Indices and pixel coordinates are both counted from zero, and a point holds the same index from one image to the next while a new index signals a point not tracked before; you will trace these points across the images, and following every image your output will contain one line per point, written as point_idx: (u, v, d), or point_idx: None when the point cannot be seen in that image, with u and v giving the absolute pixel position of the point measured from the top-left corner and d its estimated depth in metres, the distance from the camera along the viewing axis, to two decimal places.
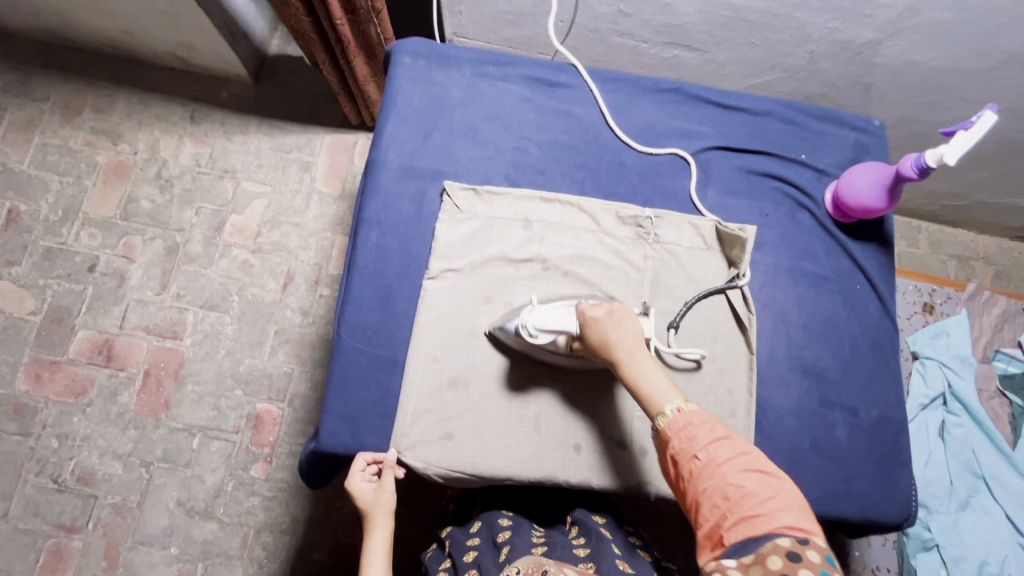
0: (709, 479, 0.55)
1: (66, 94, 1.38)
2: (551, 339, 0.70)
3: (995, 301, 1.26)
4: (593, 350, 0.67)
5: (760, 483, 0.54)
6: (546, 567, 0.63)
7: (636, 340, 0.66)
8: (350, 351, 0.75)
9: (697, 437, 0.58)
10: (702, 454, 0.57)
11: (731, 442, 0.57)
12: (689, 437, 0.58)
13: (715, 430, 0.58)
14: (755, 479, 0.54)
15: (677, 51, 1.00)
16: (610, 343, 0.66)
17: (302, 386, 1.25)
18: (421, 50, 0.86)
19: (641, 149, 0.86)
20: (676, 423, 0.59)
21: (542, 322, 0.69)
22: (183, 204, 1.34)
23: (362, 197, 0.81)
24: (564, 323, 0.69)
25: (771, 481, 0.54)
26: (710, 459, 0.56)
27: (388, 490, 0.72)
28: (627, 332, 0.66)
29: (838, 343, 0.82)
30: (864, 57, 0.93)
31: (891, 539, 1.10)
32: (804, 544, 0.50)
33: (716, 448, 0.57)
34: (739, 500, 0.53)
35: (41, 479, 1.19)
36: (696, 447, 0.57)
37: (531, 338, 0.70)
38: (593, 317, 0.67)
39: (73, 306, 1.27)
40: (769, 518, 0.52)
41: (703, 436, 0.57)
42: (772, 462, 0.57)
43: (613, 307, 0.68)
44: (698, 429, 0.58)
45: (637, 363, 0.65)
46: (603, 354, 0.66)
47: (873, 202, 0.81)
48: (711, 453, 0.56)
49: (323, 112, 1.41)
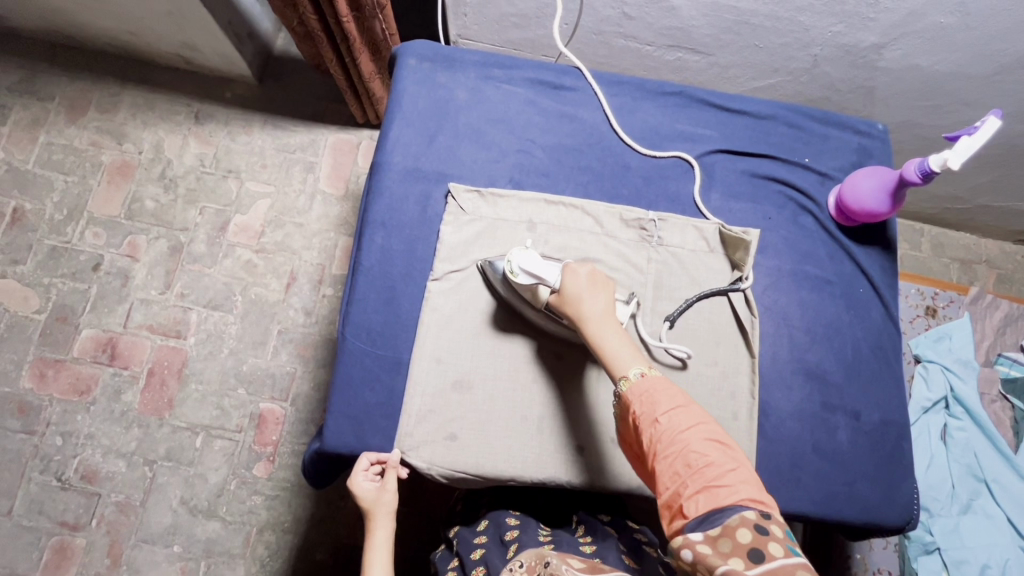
0: (671, 446, 0.56)
1: (72, 94, 1.39)
2: (531, 283, 0.70)
3: (998, 305, 1.26)
4: (568, 305, 0.69)
5: (721, 453, 0.55)
6: (548, 558, 0.67)
7: (612, 307, 0.69)
8: (354, 352, 0.76)
9: (659, 402, 0.59)
10: (663, 420, 0.58)
11: (691, 410, 0.59)
12: (651, 401, 0.59)
13: (676, 398, 0.59)
14: (717, 449, 0.56)
15: (680, 54, 1.00)
16: (588, 301, 0.68)
17: (305, 386, 1.25)
18: (426, 52, 0.86)
19: (644, 152, 0.86)
20: (639, 385, 0.61)
21: (528, 264, 0.69)
22: (187, 204, 1.34)
23: (367, 199, 0.81)
24: (547, 273, 0.69)
25: (731, 452, 0.56)
26: (671, 425, 0.57)
27: (391, 490, 0.73)
28: (605, 296, 0.69)
29: (841, 346, 0.82)
30: (867, 61, 0.93)
31: (892, 542, 1.11)
32: (767, 517, 0.51)
33: (678, 416, 0.58)
34: (702, 468, 0.54)
35: (45, 477, 1.19)
36: (657, 412, 0.58)
37: (512, 277, 0.70)
38: (575, 274, 0.70)
39: (77, 304, 1.28)
40: (731, 488, 0.53)
41: (664, 402, 0.59)
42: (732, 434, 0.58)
43: (594, 273, 0.71)
44: (660, 395, 0.59)
45: (610, 325, 0.67)
46: (577, 311, 0.68)
47: (876, 206, 0.81)
48: (672, 420, 0.57)
49: (327, 113, 1.42)
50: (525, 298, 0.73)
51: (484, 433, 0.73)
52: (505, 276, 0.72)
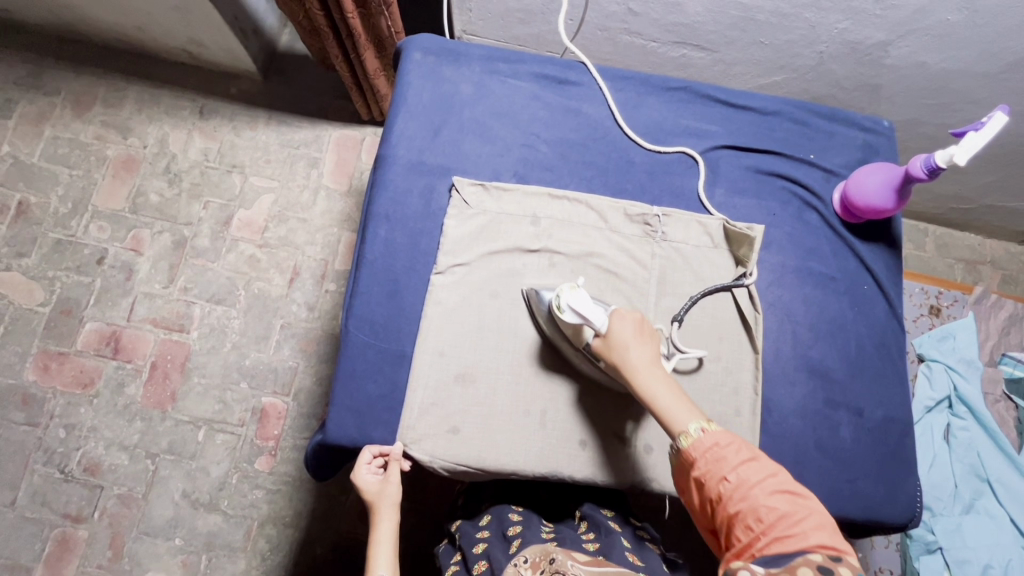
0: (740, 502, 0.56)
1: (78, 88, 1.39)
2: (576, 321, 0.69)
3: (1002, 305, 1.25)
4: (616, 353, 0.68)
5: (792, 504, 0.55)
6: (554, 555, 0.67)
7: (658, 357, 0.69)
8: (357, 344, 0.76)
9: (725, 458, 0.59)
10: (731, 476, 0.58)
11: (759, 464, 0.58)
12: (717, 458, 0.59)
13: (742, 451, 0.59)
14: (786, 500, 0.55)
15: (685, 51, 1.00)
16: (637, 350, 0.68)
17: (307, 380, 1.26)
18: (432, 46, 0.87)
19: (649, 147, 0.86)
20: (702, 442, 0.61)
21: (577, 303, 0.69)
22: (192, 198, 1.35)
23: (371, 191, 0.81)
24: (594, 315, 0.69)
25: (802, 501, 0.55)
26: (739, 481, 0.57)
27: (394, 483, 0.73)
28: (652, 345, 0.69)
29: (844, 343, 0.82)
30: (873, 58, 0.92)
31: (894, 541, 1.11)
32: (837, 561, 0.51)
33: (746, 470, 0.58)
34: (772, 520, 0.54)
35: (49, 469, 1.20)
36: (724, 469, 0.58)
37: (558, 312, 0.70)
38: (623, 320, 0.70)
39: (81, 298, 1.28)
40: (802, 536, 0.53)
41: (731, 458, 0.59)
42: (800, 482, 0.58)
43: (641, 320, 0.70)
44: (725, 450, 0.59)
45: (660, 376, 0.67)
46: (626, 358, 0.67)
47: (881, 202, 0.81)
48: (741, 475, 0.57)
49: (331, 109, 1.42)
50: (568, 335, 0.72)
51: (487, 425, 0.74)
52: (551, 309, 0.72)
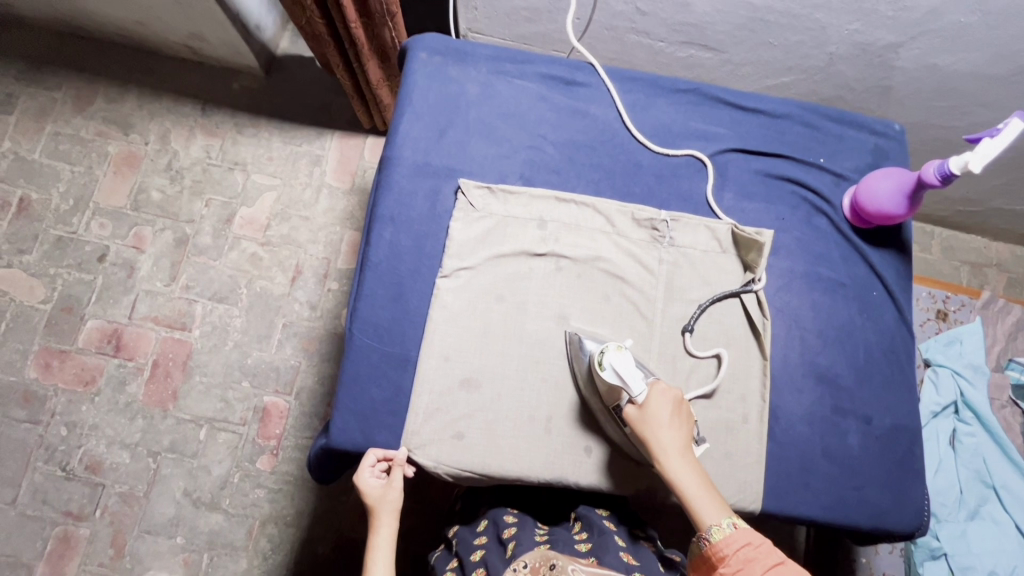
0: None
1: (79, 84, 1.38)
2: (613, 384, 0.68)
3: (1009, 310, 1.25)
4: (648, 427, 0.67)
5: None
6: (554, 561, 0.66)
7: (688, 438, 0.69)
8: (361, 348, 0.75)
9: (756, 560, 0.59)
10: None
11: (788, 567, 0.59)
12: (749, 558, 0.59)
13: (772, 553, 0.60)
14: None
15: (693, 51, 0.99)
16: (671, 431, 0.67)
17: (309, 380, 1.25)
18: (438, 46, 0.85)
19: (657, 149, 0.85)
20: (734, 539, 0.61)
21: (621, 366, 0.68)
22: (194, 195, 1.34)
23: (376, 193, 0.81)
24: (635, 384, 0.68)
25: None
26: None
27: (397, 488, 0.73)
28: (684, 427, 0.69)
29: (853, 350, 0.81)
30: (884, 60, 0.91)
31: (898, 547, 1.10)
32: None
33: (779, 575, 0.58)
34: None
35: (50, 467, 1.20)
36: (757, 572, 0.59)
37: (597, 369, 0.69)
38: (662, 395, 0.69)
39: (83, 295, 1.28)
40: None
41: (762, 560, 0.59)
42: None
43: (678, 398, 0.70)
44: (756, 551, 0.60)
45: (689, 460, 0.67)
46: (657, 433, 0.67)
47: (893, 209, 0.80)
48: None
49: (334, 107, 1.41)
50: (603, 393, 0.71)
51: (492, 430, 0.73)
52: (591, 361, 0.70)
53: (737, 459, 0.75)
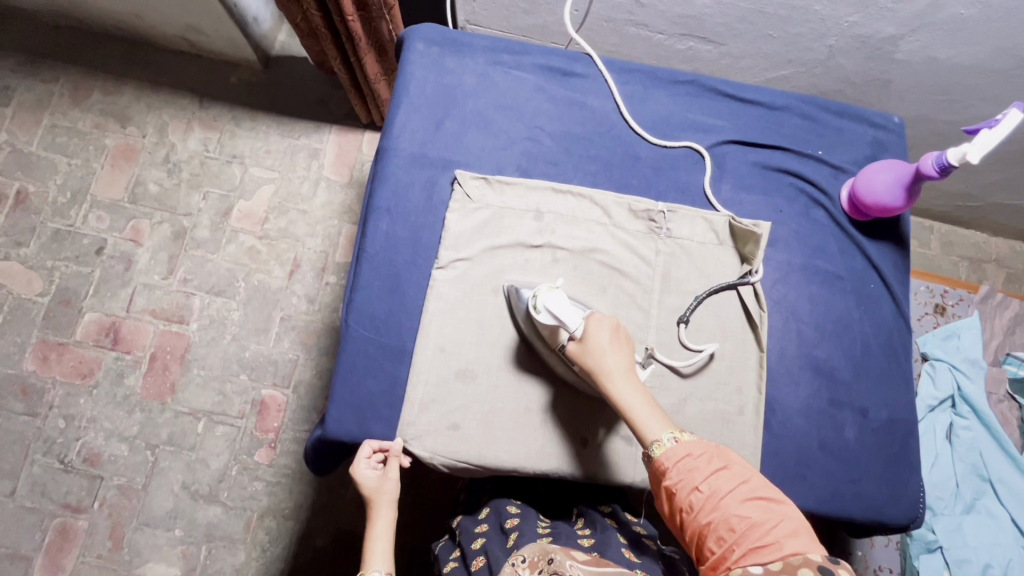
0: (711, 513, 0.56)
1: (76, 76, 1.38)
2: (549, 323, 0.70)
3: (1007, 304, 1.25)
4: (589, 356, 0.68)
5: (764, 512, 0.55)
6: (552, 555, 0.64)
7: (633, 363, 0.69)
8: (357, 340, 0.75)
9: (697, 469, 0.59)
10: (703, 486, 0.58)
11: (730, 472, 0.59)
12: (690, 468, 0.59)
13: (714, 461, 0.59)
14: (760, 507, 0.56)
15: (692, 43, 0.98)
16: (611, 356, 0.68)
17: (307, 373, 1.25)
18: (434, 36, 0.85)
19: (655, 141, 0.84)
20: (675, 452, 0.61)
21: (554, 304, 0.69)
22: (191, 188, 1.33)
23: (373, 184, 0.80)
24: (571, 318, 0.69)
25: (774, 508, 0.56)
26: (712, 491, 0.57)
27: (393, 479, 0.73)
28: (627, 353, 0.69)
29: (850, 343, 0.81)
30: (884, 53, 0.91)
31: (894, 540, 1.11)
32: (835, 562, 0.51)
33: (718, 480, 0.58)
34: (745, 529, 0.54)
35: (48, 459, 1.20)
36: (696, 480, 0.59)
37: (534, 312, 0.70)
38: (600, 325, 0.69)
39: (80, 288, 1.28)
40: (777, 545, 0.53)
41: (703, 468, 0.59)
42: (773, 486, 0.58)
43: (618, 327, 0.70)
44: (696, 460, 0.60)
45: (633, 383, 0.67)
46: (599, 361, 0.67)
47: (891, 201, 0.79)
48: (713, 485, 0.58)
49: (332, 100, 1.40)
50: (543, 335, 0.71)
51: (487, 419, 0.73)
52: (526, 308, 0.71)
53: (733, 451, 0.75)
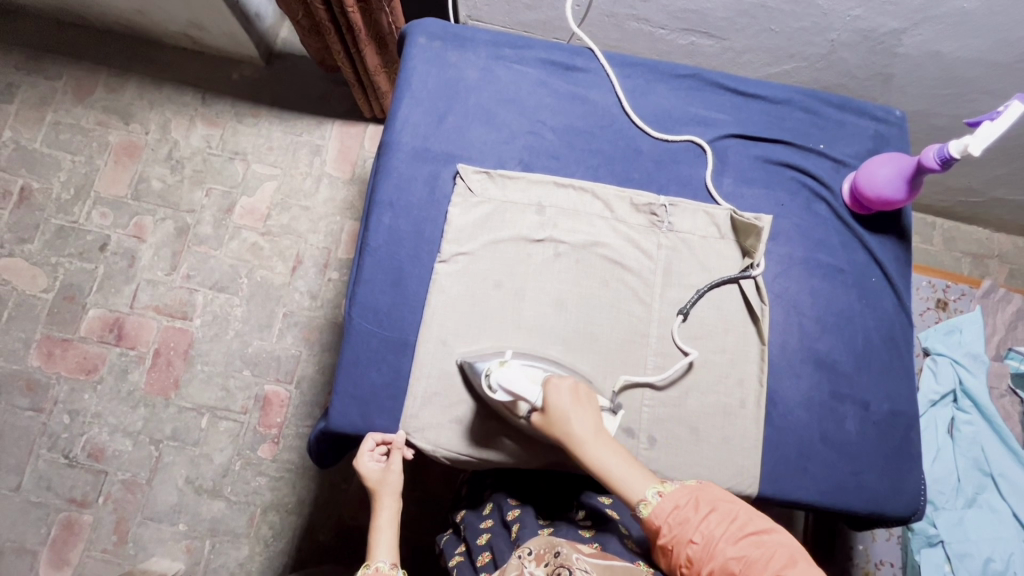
0: (711, 562, 0.58)
1: (79, 73, 1.38)
2: (507, 401, 0.69)
3: (1009, 299, 1.25)
4: (559, 426, 0.67)
5: (758, 547, 0.57)
6: (558, 548, 0.65)
7: (600, 420, 0.69)
8: (361, 333, 0.75)
9: (688, 519, 0.60)
10: (697, 536, 0.59)
11: (718, 513, 0.60)
12: (681, 522, 0.60)
13: (701, 506, 0.61)
14: (753, 543, 0.58)
15: (693, 38, 0.98)
16: (578, 421, 0.67)
17: (310, 368, 1.26)
18: (436, 31, 0.85)
19: (656, 135, 0.85)
20: (663, 508, 0.62)
21: (508, 380, 0.68)
22: (194, 184, 1.34)
23: (375, 179, 0.80)
24: (528, 391, 0.68)
25: (766, 540, 0.58)
26: (706, 539, 0.59)
27: (396, 471, 0.73)
28: (593, 411, 0.69)
29: (852, 336, 0.81)
30: (886, 46, 0.91)
31: (896, 534, 1.11)
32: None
33: (709, 526, 0.59)
34: (745, 571, 0.56)
35: (53, 454, 1.20)
36: (689, 531, 0.60)
37: (489, 392, 0.69)
38: (559, 388, 0.68)
39: (84, 284, 1.28)
40: None
41: (693, 518, 0.60)
42: (760, 515, 0.60)
43: (576, 384, 0.70)
44: (684, 511, 0.61)
45: (605, 444, 0.67)
46: (567, 430, 0.67)
47: (892, 193, 0.79)
48: (705, 533, 0.59)
49: (334, 96, 1.40)
50: (503, 410, 0.71)
51: (481, 432, 0.73)
52: (481, 387, 0.70)
53: (734, 444, 0.75)
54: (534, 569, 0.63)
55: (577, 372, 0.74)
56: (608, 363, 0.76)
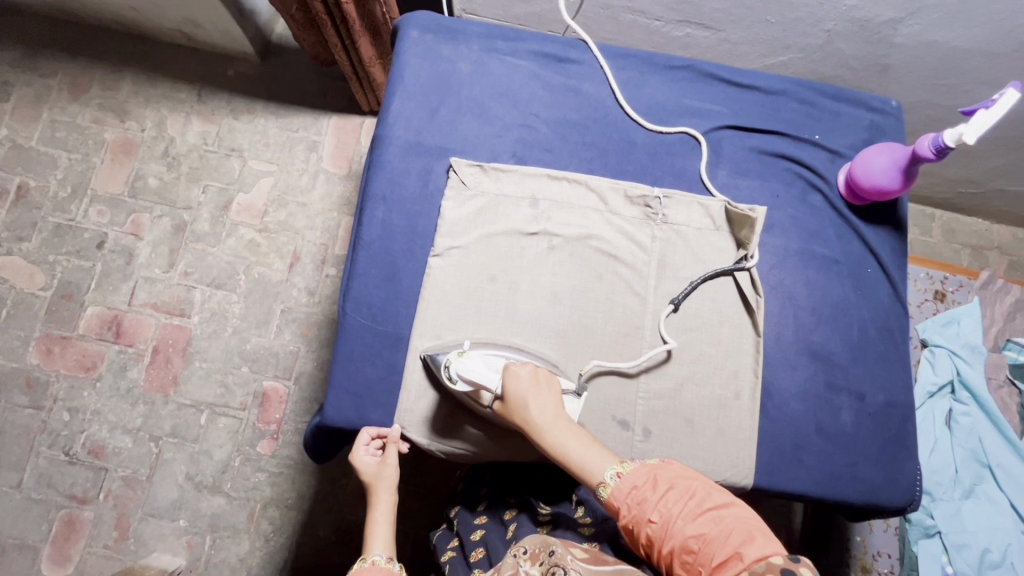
0: (669, 541, 0.57)
1: (74, 71, 1.38)
2: (469, 390, 0.70)
3: (1008, 290, 1.24)
4: (516, 412, 0.68)
5: (715, 524, 0.56)
6: (553, 547, 0.65)
7: (561, 405, 0.69)
8: (355, 327, 0.75)
9: (646, 499, 0.60)
10: (655, 516, 0.58)
11: (677, 491, 0.59)
12: (638, 502, 0.59)
13: (659, 485, 0.60)
14: (711, 520, 0.56)
15: (689, 30, 0.98)
16: (536, 407, 0.67)
17: (308, 364, 1.26)
18: (428, 24, 0.85)
19: (651, 127, 0.84)
20: (621, 488, 0.61)
21: (465, 370, 0.69)
22: (191, 181, 1.34)
23: (368, 173, 0.80)
24: (486, 379, 0.69)
25: (724, 516, 0.56)
26: (664, 518, 0.58)
27: (391, 464, 0.73)
28: (553, 396, 0.69)
29: (847, 327, 0.81)
30: (882, 36, 0.90)
31: (893, 525, 1.12)
32: (794, 561, 0.51)
33: (667, 505, 0.58)
34: (701, 548, 0.55)
35: (54, 452, 1.21)
36: (647, 510, 0.59)
37: (451, 383, 0.70)
38: (517, 374, 0.69)
39: (82, 282, 1.28)
40: (734, 555, 0.53)
41: (651, 497, 0.59)
42: (722, 492, 0.59)
43: (537, 370, 0.70)
44: (641, 490, 0.60)
45: (565, 428, 0.67)
46: (525, 416, 0.67)
47: (887, 183, 0.79)
48: (663, 511, 0.58)
49: (330, 92, 1.40)
50: (468, 400, 0.72)
51: (456, 425, 0.74)
52: (443, 380, 0.71)
53: (729, 435, 0.75)
54: (528, 568, 0.64)
55: (570, 366, 0.75)
56: (602, 356, 0.75)
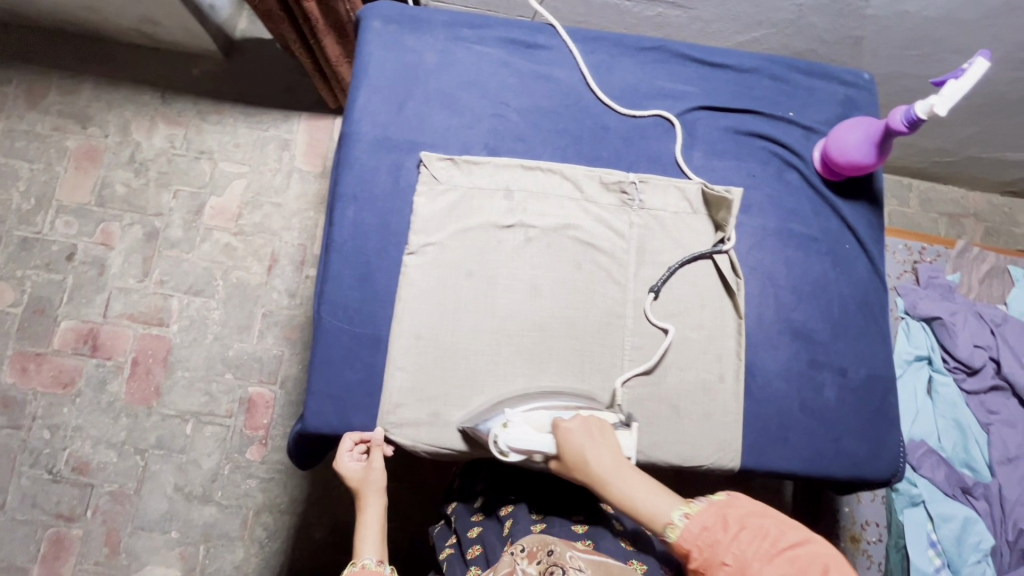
0: None
1: (30, 77, 1.32)
2: (521, 457, 0.69)
3: (984, 258, 1.25)
4: (578, 470, 0.66)
5: (796, 565, 0.52)
6: (552, 546, 0.66)
7: (618, 451, 0.67)
8: (332, 331, 0.73)
9: (719, 541, 0.56)
10: (730, 559, 0.55)
11: (751, 530, 0.56)
12: (710, 543, 0.56)
13: (733, 526, 0.56)
14: (789, 561, 0.53)
15: (661, 9, 0.96)
16: (595, 460, 0.65)
17: (293, 368, 1.24)
18: (391, 14, 0.82)
19: (624, 111, 0.83)
20: (691, 530, 0.58)
21: (514, 442, 0.67)
22: (160, 187, 1.30)
23: (337, 171, 0.78)
24: (538, 443, 0.67)
25: (803, 556, 0.53)
26: (738, 561, 0.54)
27: (377, 469, 0.73)
28: (610, 445, 0.67)
29: (827, 304, 0.81)
30: (854, 9, 0.89)
31: (879, 495, 1.14)
32: None
33: (740, 549, 0.55)
34: None
35: (36, 471, 1.18)
36: (721, 554, 0.56)
37: (503, 456, 0.69)
38: (569, 429, 0.67)
39: (54, 296, 1.25)
40: None
41: (723, 539, 0.56)
42: (796, 527, 0.55)
43: (587, 419, 0.68)
44: (713, 533, 0.57)
45: (628, 476, 0.64)
46: (587, 472, 0.65)
47: (861, 158, 0.79)
48: (738, 554, 0.55)
49: (299, 89, 1.36)
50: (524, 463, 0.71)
51: None
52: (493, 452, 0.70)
53: (716, 419, 0.75)
54: (526, 566, 0.64)
55: (555, 361, 0.74)
56: (584, 348, 0.75)
